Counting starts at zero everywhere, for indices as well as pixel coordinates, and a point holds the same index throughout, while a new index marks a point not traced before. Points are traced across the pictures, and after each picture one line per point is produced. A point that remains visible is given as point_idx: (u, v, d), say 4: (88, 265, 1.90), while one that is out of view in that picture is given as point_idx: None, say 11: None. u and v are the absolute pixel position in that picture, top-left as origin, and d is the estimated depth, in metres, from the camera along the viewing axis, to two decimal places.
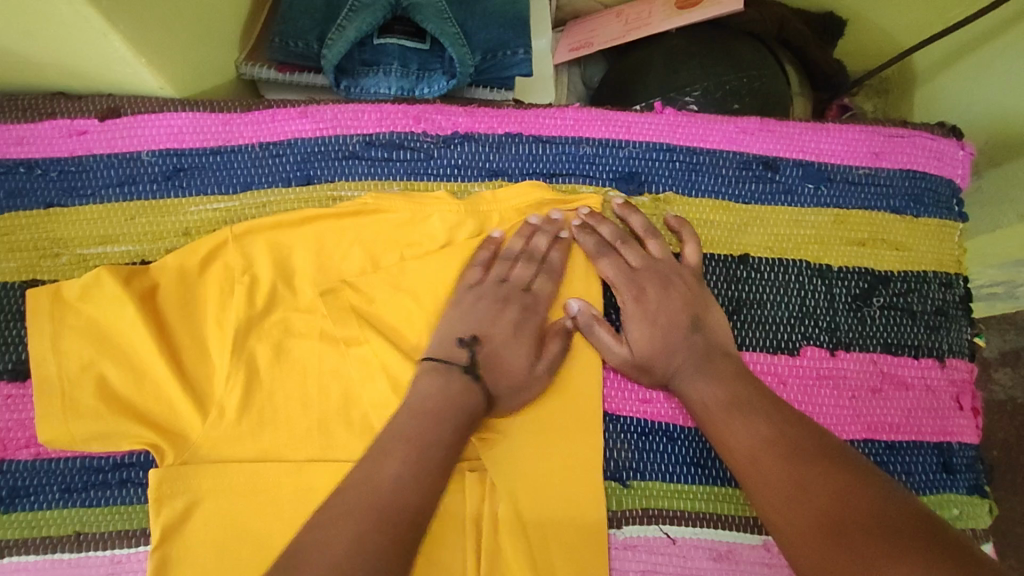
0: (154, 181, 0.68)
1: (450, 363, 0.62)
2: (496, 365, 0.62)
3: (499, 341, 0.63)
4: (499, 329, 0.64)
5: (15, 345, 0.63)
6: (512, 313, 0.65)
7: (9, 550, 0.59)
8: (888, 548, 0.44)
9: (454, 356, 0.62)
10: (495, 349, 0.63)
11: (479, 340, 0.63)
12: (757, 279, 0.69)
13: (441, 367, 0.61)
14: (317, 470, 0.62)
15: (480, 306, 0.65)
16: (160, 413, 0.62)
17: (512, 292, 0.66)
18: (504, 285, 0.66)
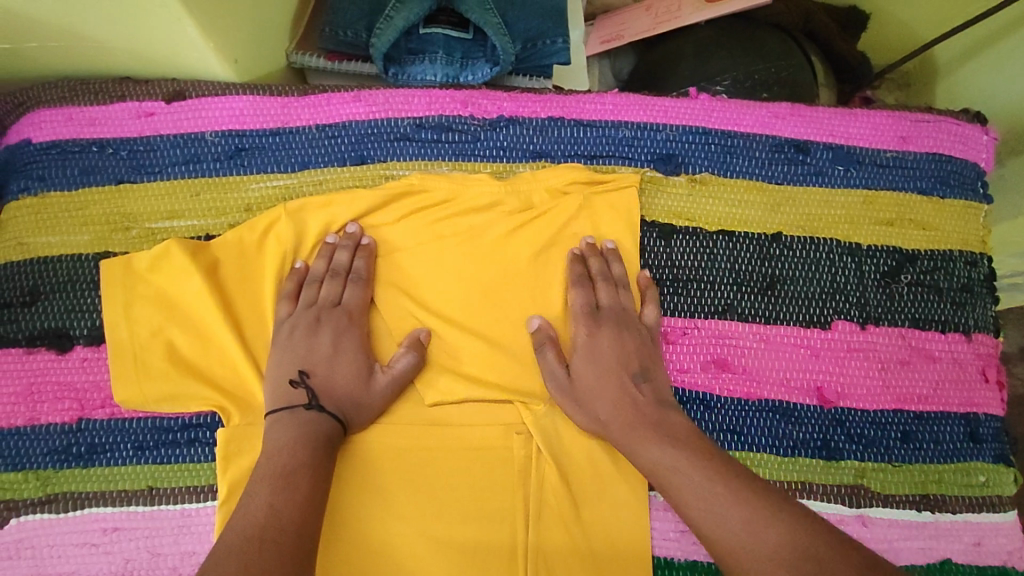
0: (216, 159, 0.72)
1: (295, 404, 0.61)
2: (340, 392, 0.63)
3: (334, 363, 0.64)
4: (320, 354, 0.64)
5: (90, 312, 0.67)
6: (328, 336, 0.65)
7: (88, 502, 0.63)
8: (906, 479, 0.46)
9: (293, 397, 0.62)
10: (327, 375, 0.63)
11: (310, 371, 0.63)
12: (790, 256, 0.72)
13: (297, 407, 0.61)
14: (371, 434, 0.65)
15: (330, 331, 0.65)
16: (225, 377, 0.66)
17: (322, 312, 0.66)
18: (305, 311, 0.66)
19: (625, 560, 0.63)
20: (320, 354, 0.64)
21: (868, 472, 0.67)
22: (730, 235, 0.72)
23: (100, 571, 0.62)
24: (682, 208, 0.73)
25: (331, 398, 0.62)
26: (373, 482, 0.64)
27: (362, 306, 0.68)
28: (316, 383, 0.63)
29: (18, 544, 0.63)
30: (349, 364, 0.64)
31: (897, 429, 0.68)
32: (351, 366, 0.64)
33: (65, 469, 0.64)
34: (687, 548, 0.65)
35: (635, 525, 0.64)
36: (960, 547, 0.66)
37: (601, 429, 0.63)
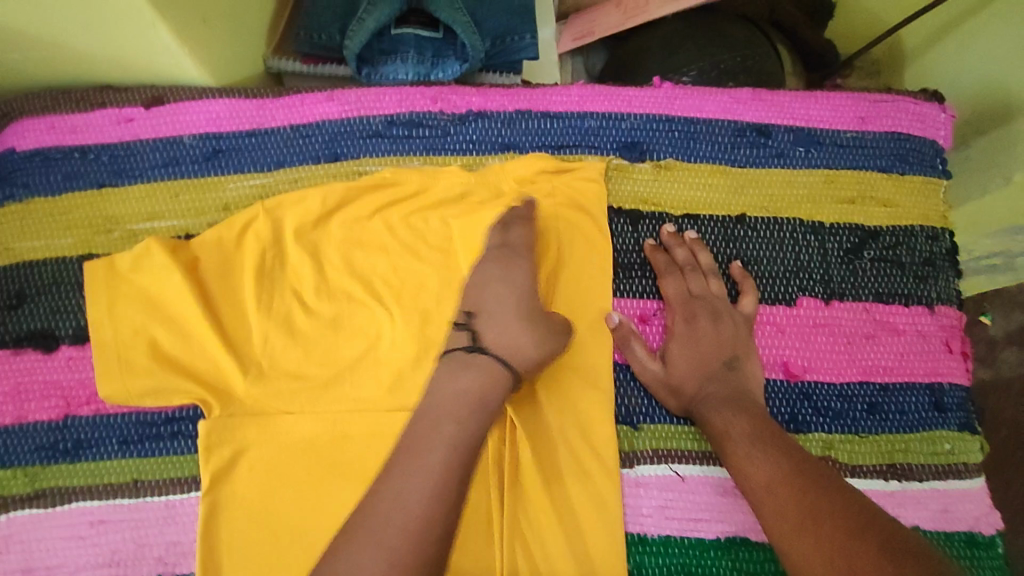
0: (195, 162, 0.74)
1: (455, 347, 0.63)
2: (502, 336, 0.62)
3: (503, 306, 0.64)
4: (482, 295, 0.65)
5: (74, 313, 0.69)
6: (495, 281, 0.66)
7: (74, 496, 0.65)
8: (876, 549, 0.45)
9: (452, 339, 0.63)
10: (491, 322, 0.63)
11: (474, 314, 0.64)
12: (754, 236, 0.74)
13: (457, 350, 0.62)
14: (348, 421, 0.67)
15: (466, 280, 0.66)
16: (206, 371, 0.67)
17: (485, 256, 0.67)
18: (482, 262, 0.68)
19: (599, 537, 0.65)
20: (493, 304, 0.64)
21: (835, 444, 0.69)
22: (695, 218, 0.74)
23: (89, 563, 0.64)
24: (648, 193, 0.75)
25: (494, 337, 0.62)
26: (356, 471, 0.66)
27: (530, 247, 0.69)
28: (480, 325, 0.63)
29: (9, 539, 0.64)
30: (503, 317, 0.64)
31: (862, 400, 0.70)
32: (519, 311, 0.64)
33: (53, 465, 0.66)
34: (660, 524, 0.66)
35: (607, 501, 0.66)
36: (927, 514, 0.67)
37: (676, 392, 0.67)
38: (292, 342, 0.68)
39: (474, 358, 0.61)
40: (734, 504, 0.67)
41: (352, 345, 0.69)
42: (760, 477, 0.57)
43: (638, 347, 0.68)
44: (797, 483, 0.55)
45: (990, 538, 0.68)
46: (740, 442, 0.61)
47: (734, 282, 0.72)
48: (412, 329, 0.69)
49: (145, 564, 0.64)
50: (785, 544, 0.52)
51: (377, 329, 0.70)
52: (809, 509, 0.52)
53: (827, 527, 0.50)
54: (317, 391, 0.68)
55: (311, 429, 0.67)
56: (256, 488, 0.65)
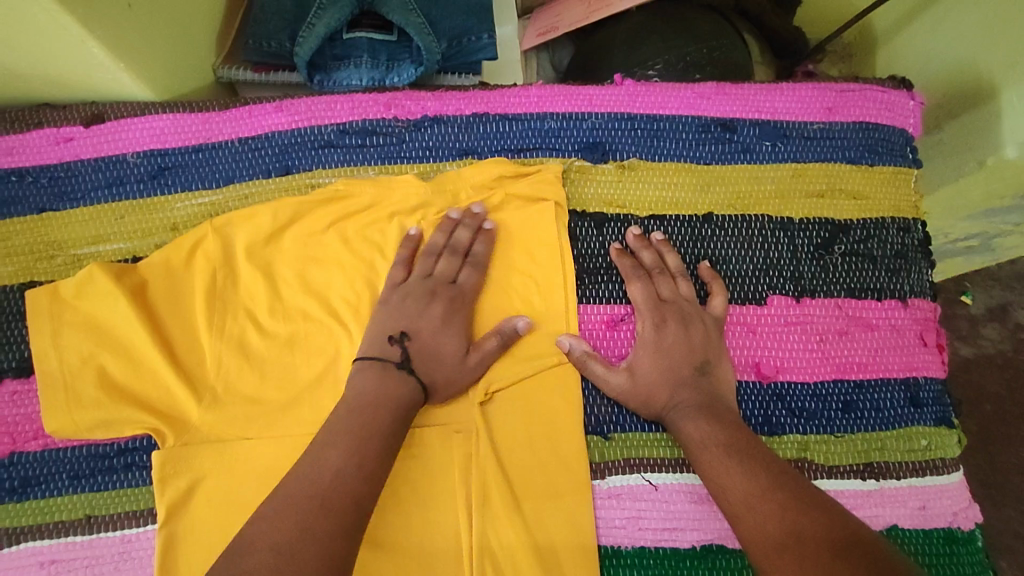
0: (140, 181, 0.71)
1: (387, 360, 0.63)
2: (438, 373, 0.63)
3: (438, 340, 0.64)
4: (426, 323, 0.65)
5: (17, 344, 0.66)
6: (435, 309, 0.65)
7: (24, 536, 0.62)
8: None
9: (386, 353, 0.63)
10: (427, 349, 0.64)
11: (411, 336, 0.64)
12: (722, 235, 0.72)
13: (378, 361, 0.62)
14: (309, 444, 0.65)
15: (407, 304, 0.65)
16: (159, 399, 0.64)
17: (439, 285, 0.67)
18: (399, 283, 0.67)
19: (569, 553, 0.63)
20: (428, 335, 0.64)
21: (811, 445, 0.67)
22: (661, 219, 0.72)
23: None
24: (613, 195, 0.72)
25: (427, 368, 0.63)
26: None
27: (477, 291, 0.68)
28: (410, 347, 0.63)
29: None
30: (452, 347, 0.64)
31: (837, 399, 0.68)
32: (455, 340, 0.65)
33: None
34: (634, 535, 0.65)
35: (577, 514, 0.64)
36: (906, 512, 0.66)
37: (647, 401, 0.65)
38: (247, 365, 0.66)
39: (386, 377, 0.61)
40: (709, 512, 0.65)
41: (311, 366, 0.67)
42: (737, 491, 0.56)
43: (593, 363, 0.66)
44: (774, 497, 0.53)
45: (970, 533, 0.66)
46: (714, 452, 0.59)
47: (703, 283, 0.70)
48: None
49: None
50: (763, 563, 0.51)
51: (334, 347, 0.67)
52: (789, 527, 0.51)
53: (806, 545, 0.49)
54: (275, 415, 0.65)
55: (270, 455, 0.64)
56: (215, 518, 0.63)
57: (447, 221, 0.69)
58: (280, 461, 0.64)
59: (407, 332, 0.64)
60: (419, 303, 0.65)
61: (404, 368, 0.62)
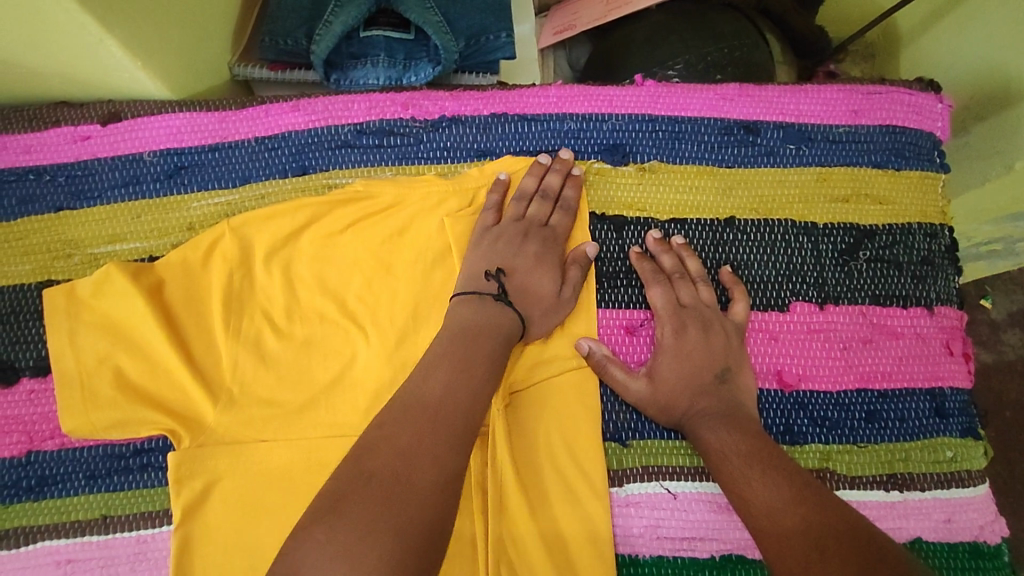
0: (156, 180, 0.70)
1: (483, 293, 0.63)
2: (530, 311, 0.64)
3: (534, 277, 0.65)
4: (523, 259, 0.65)
5: (35, 344, 0.66)
6: (528, 249, 0.66)
7: (40, 535, 0.62)
8: None
9: (484, 286, 0.63)
10: (522, 288, 0.64)
11: (507, 272, 0.64)
12: (744, 240, 0.70)
13: (487, 297, 0.62)
14: (325, 447, 0.64)
15: (500, 245, 0.66)
16: (175, 400, 0.64)
17: (531, 227, 0.67)
18: (488, 230, 0.67)
19: (585, 561, 0.62)
20: (518, 278, 0.65)
21: (833, 455, 0.66)
22: (682, 222, 0.71)
23: None
24: (633, 198, 0.71)
25: (520, 303, 0.63)
26: None
27: (567, 232, 0.69)
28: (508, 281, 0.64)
29: None
30: (539, 286, 0.65)
31: (860, 409, 0.67)
32: (542, 277, 0.65)
33: (16, 503, 0.63)
34: (652, 544, 0.64)
35: (594, 522, 0.63)
36: (930, 525, 0.65)
37: (666, 407, 0.64)
38: (263, 366, 0.65)
39: (501, 312, 0.62)
40: (729, 521, 0.64)
41: (327, 368, 0.66)
42: (760, 503, 0.55)
43: (614, 368, 0.65)
44: (799, 510, 0.52)
45: (995, 548, 0.65)
46: (735, 462, 0.58)
47: (725, 288, 0.69)
48: (389, 350, 0.66)
49: None
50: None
51: (350, 351, 0.67)
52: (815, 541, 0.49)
53: (833, 562, 0.47)
54: (291, 417, 0.65)
55: (286, 457, 0.64)
56: (230, 520, 0.63)
57: (498, 182, 0.69)
58: (295, 463, 0.64)
59: (504, 268, 0.64)
60: (514, 241, 0.66)
61: (505, 300, 0.62)
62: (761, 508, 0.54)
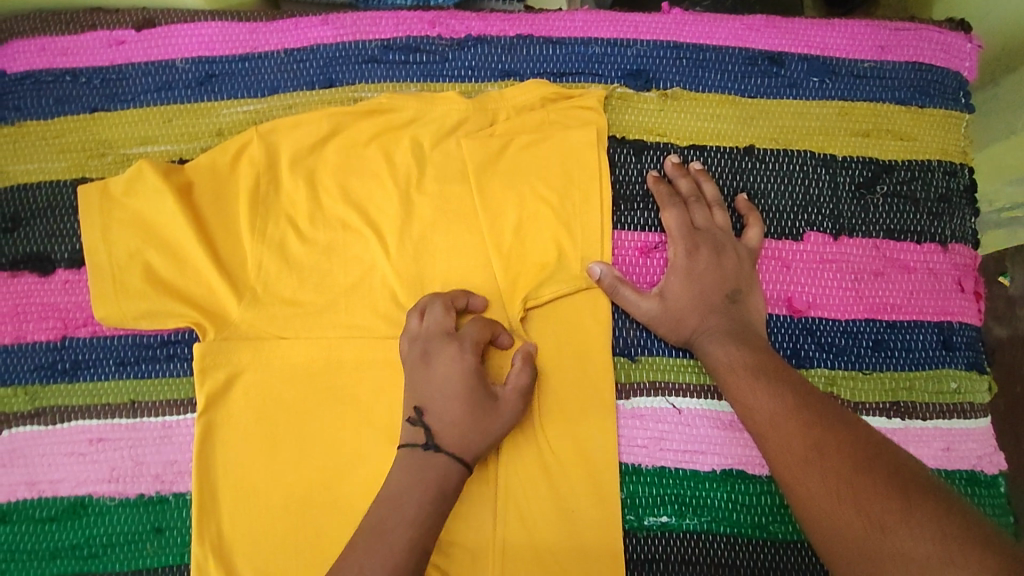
0: (188, 86, 0.72)
1: (414, 444, 0.59)
2: (458, 436, 0.59)
3: (446, 384, 0.61)
4: (432, 380, 0.61)
5: (70, 237, 0.69)
6: (457, 395, 0.60)
7: (73, 415, 0.66)
8: (882, 489, 0.45)
9: (411, 436, 0.60)
10: (445, 418, 0.59)
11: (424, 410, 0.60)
12: (762, 168, 0.71)
13: (416, 447, 0.59)
14: (343, 347, 0.66)
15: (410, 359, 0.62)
16: (200, 296, 0.66)
17: (430, 337, 0.62)
18: (412, 346, 0.63)
19: (590, 466, 0.64)
20: (439, 392, 0.60)
21: (838, 380, 0.67)
22: (701, 149, 0.71)
23: (88, 479, 0.65)
24: (653, 123, 0.72)
25: (446, 437, 0.59)
26: (350, 394, 0.66)
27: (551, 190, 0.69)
28: (431, 423, 0.59)
29: (12, 453, 0.65)
30: (469, 426, 0.60)
31: (867, 338, 0.68)
32: (477, 419, 0.60)
33: (51, 384, 0.67)
34: (655, 455, 0.66)
35: (600, 431, 0.65)
36: (929, 452, 0.66)
37: (677, 324, 0.65)
38: (286, 269, 0.68)
39: (429, 460, 0.58)
40: (731, 437, 0.66)
41: (348, 274, 0.68)
42: (764, 411, 0.56)
43: (625, 289, 0.65)
44: (801, 416, 0.54)
45: (992, 478, 0.67)
46: (741, 374, 0.60)
47: (740, 215, 0.70)
48: (407, 259, 0.68)
49: (143, 481, 0.65)
50: (787, 477, 0.51)
51: (369, 259, 0.69)
52: (814, 443, 0.51)
53: (831, 460, 0.49)
54: (312, 317, 0.67)
55: (306, 354, 0.66)
56: (252, 410, 0.66)
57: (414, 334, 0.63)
58: (313, 361, 0.66)
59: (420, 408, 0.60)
60: (419, 364, 0.62)
61: (433, 447, 0.59)
62: (764, 415, 0.56)
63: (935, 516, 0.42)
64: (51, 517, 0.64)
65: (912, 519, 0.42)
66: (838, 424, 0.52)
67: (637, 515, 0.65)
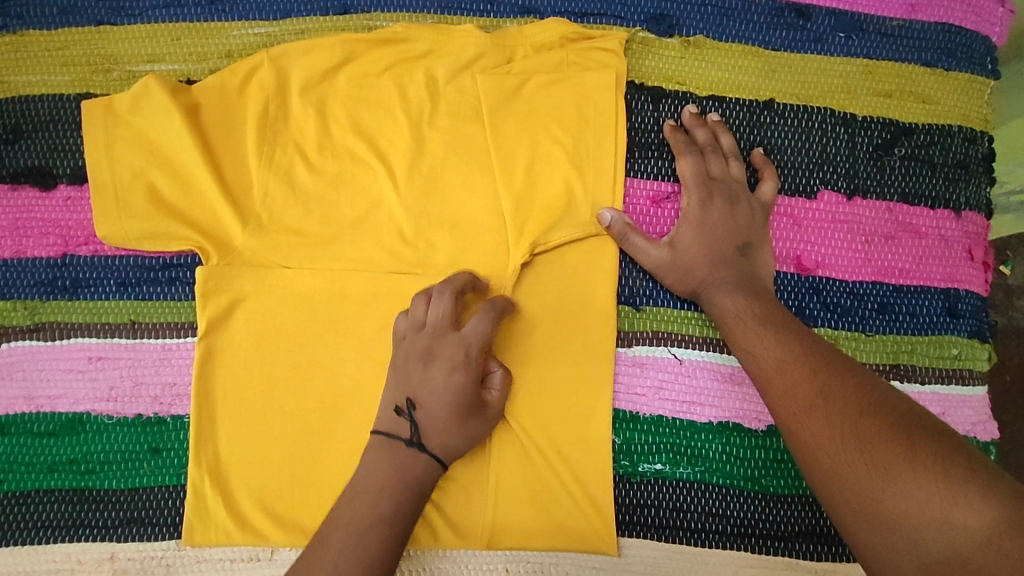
0: (197, 4, 0.70)
1: (397, 436, 0.59)
2: (441, 435, 0.59)
3: (439, 394, 0.59)
4: (427, 382, 0.59)
5: (72, 153, 0.68)
6: (451, 396, 0.59)
7: (72, 332, 0.65)
8: (885, 432, 0.45)
9: (395, 428, 0.59)
10: (435, 417, 0.59)
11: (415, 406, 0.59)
12: (781, 124, 0.70)
13: (398, 441, 0.59)
14: (347, 279, 0.66)
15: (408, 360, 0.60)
16: (205, 220, 0.65)
17: (435, 335, 0.60)
18: (415, 335, 0.61)
19: (588, 409, 0.65)
20: (434, 391, 0.59)
21: (840, 339, 0.67)
22: (720, 100, 0.70)
23: (87, 397, 0.65)
24: (673, 71, 0.70)
25: (431, 435, 0.59)
26: (351, 326, 0.65)
27: (565, 132, 0.68)
28: (418, 419, 0.59)
29: (10, 367, 0.65)
30: (455, 428, 0.59)
31: (872, 300, 0.68)
32: (462, 424, 0.60)
33: (51, 301, 0.66)
34: (653, 404, 0.66)
35: (601, 376, 0.65)
36: None
37: (684, 275, 0.64)
38: (293, 197, 0.67)
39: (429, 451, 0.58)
40: (730, 390, 0.67)
41: (354, 206, 0.67)
42: (770, 359, 0.56)
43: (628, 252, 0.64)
44: (808, 363, 0.54)
45: (984, 445, 0.67)
46: (748, 323, 0.59)
47: (755, 169, 0.68)
48: (416, 194, 0.67)
49: (141, 402, 0.65)
50: (792, 423, 0.52)
51: (377, 192, 0.68)
52: (820, 388, 0.51)
53: (836, 404, 0.49)
54: (316, 247, 0.66)
55: (309, 283, 0.66)
56: (252, 336, 0.65)
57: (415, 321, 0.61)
58: (316, 290, 0.66)
59: (411, 401, 0.59)
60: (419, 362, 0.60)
61: (415, 445, 0.59)
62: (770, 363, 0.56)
63: (940, 458, 0.42)
64: (49, 432, 0.64)
65: (914, 461, 0.43)
66: (845, 372, 0.52)
67: (632, 461, 0.65)
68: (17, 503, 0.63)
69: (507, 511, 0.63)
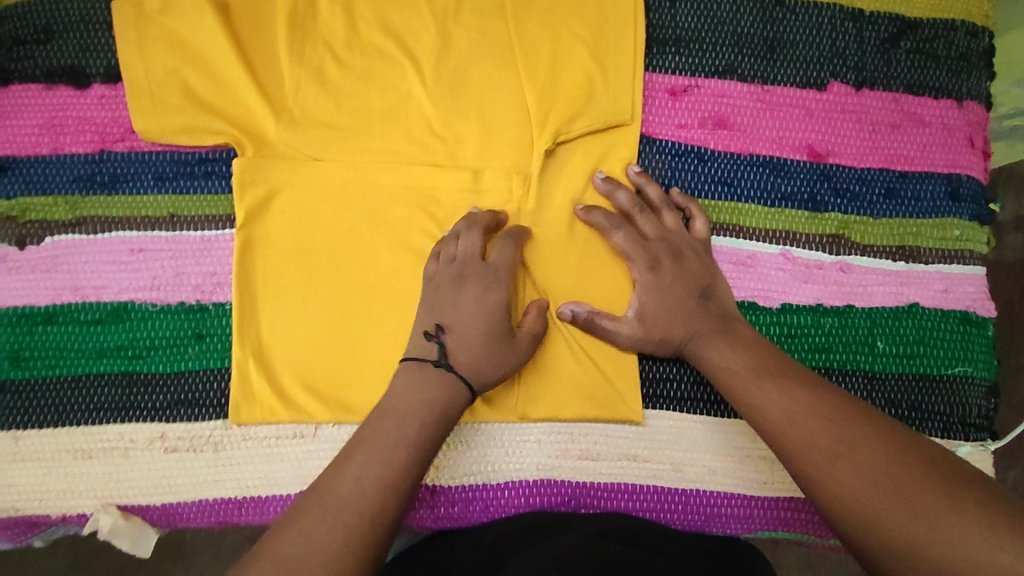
0: None
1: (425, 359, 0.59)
2: (471, 360, 0.59)
3: (472, 318, 0.61)
4: (460, 306, 0.61)
5: (105, 52, 0.69)
6: (479, 314, 0.61)
7: (112, 226, 0.67)
8: None
9: (424, 351, 0.60)
10: (467, 339, 0.60)
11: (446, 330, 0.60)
12: (793, 19, 0.72)
13: (427, 363, 0.59)
14: (379, 171, 0.68)
15: (440, 288, 0.62)
16: (239, 114, 0.67)
17: (467, 263, 0.63)
18: (445, 268, 0.63)
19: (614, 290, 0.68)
20: (465, 315, 0.61)
21: (849, 224, 0.71)
22: None
23: (130, 286, 0.67)
24: None
25: (460, 357, 0.59)
26: (383, 216, 0.68)
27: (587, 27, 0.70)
28: (448, 341, 0.60)
29: (54, 259, 0.67)
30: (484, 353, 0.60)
31: (879, 186, 0.71)
32: (491, 350, 0.61)
33: (91, 196, 0.68)
34: None
35: None
36: (928, 293, 0.71)
37: (660, 341, 0.63)
38: (324, 92, 0.68)
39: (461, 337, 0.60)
40: (746, 272, 0.70)
41: (383, 101, 0.69)
42: None
43: (595, 212, 0.66)
44: None
45: (983, 320, 0.71)
46: None
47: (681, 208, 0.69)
48: (443, 89, 0.69)
49: (184, 290, 0.67)
50: None
51: (405, 88, 0.70)
52: None
53: None
54: (348, 140, 0.69)
55: (342, 175, 0.68)
56: (290, 226, 0.67)
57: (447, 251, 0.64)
58: (350, 182, 0.68)
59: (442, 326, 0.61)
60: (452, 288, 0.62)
61: (444, 364, 0.58)
62: None
63: None
64: (96, 320, 0.66)
65: None
66: None
67: None
68: (69, 386, 0.66)
69: (538, 385, 0.66)
